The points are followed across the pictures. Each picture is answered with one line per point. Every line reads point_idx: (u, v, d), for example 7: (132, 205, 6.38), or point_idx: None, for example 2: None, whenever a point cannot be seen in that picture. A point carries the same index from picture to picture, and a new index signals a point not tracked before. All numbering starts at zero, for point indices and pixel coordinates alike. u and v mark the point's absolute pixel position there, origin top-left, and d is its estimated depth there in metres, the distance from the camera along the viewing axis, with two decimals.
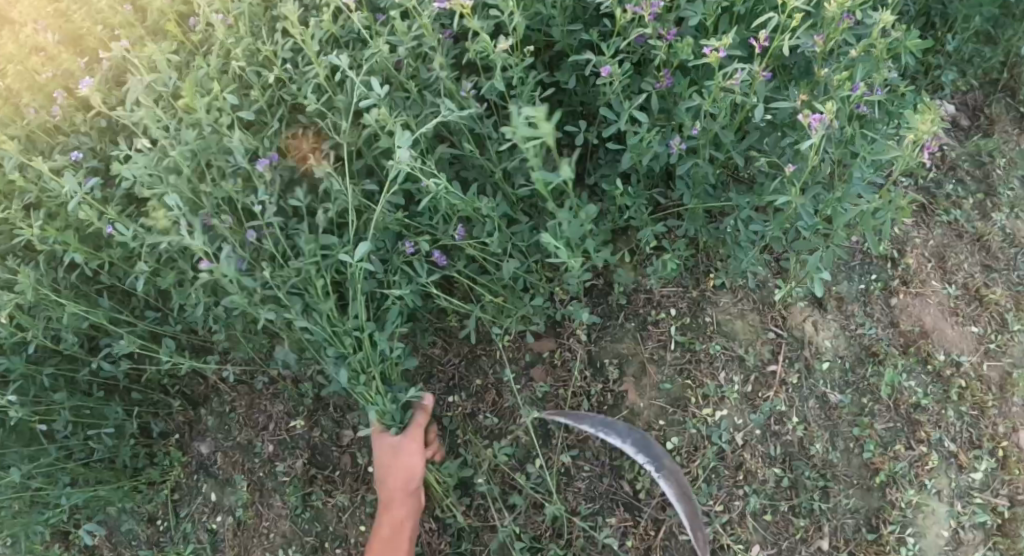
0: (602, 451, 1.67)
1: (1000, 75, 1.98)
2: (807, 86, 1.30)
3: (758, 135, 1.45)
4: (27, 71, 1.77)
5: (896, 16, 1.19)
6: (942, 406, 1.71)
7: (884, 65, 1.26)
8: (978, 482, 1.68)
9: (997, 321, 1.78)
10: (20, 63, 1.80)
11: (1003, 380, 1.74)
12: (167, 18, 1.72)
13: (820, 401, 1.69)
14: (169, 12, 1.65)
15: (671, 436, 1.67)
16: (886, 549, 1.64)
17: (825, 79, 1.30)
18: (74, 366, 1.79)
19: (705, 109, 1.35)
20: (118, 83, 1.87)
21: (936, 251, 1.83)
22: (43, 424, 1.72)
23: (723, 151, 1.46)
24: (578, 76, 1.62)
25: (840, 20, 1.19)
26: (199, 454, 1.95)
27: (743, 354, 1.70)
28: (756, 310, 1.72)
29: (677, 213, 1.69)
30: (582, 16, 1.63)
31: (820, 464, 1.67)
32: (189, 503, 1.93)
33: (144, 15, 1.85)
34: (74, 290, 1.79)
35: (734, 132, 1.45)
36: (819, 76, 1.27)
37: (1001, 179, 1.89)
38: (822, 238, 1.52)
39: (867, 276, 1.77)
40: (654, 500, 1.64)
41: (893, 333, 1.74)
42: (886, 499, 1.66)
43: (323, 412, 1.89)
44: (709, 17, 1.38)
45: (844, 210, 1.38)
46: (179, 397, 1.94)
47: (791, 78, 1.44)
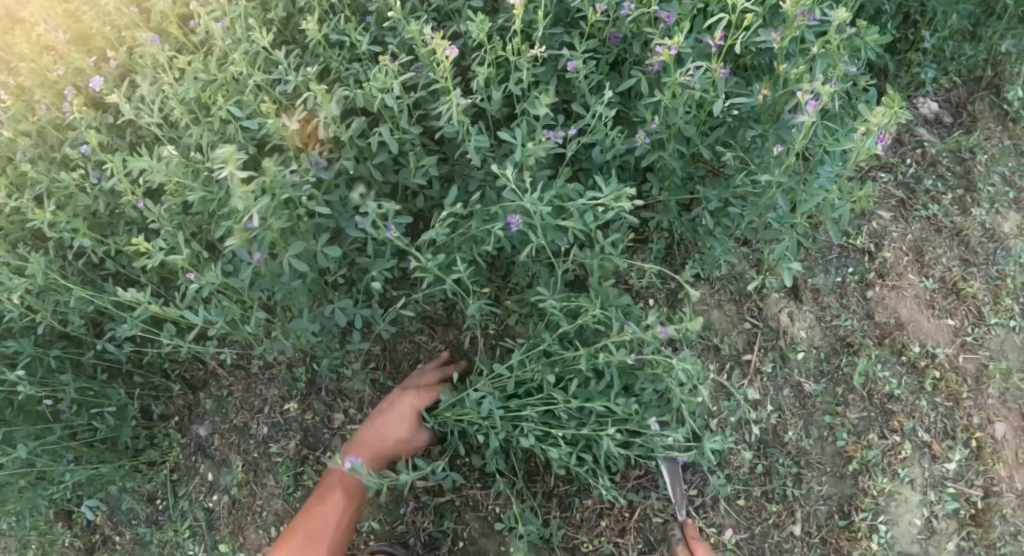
0: (580, 436, 1.73)
1: (984, 72, 2.00)
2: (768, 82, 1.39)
3: (723, 129, 1.53)
4: (39, 68, 1.85)
5: (851, 15, 1.25)
6: (916, 396, 1.74)
7: (842, 60, 1.32)
8: (951, 472, 1.71)
9: (973, 314, 1.81)
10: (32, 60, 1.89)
11: (979, 372, 1.77)
12: (169, 18, 1.80)
13: (794, 390, 1.74)
14: (171, 13, 1.74)
15: (646, 421, 1.71)
16: (857, 535, 1.68)
17: (785, 74, 1.38)
18: (80, 350, 1.88)
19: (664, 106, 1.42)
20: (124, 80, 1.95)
21: (914, 245, 1.86)
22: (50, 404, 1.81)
23: (690, 146, 1.55)
24: (559, 76, 1.68)
25: (797, 18, 1.26)
26: (197, 436, 2.03)
27: (718, 343, 1.75)
28: (733, 301, 1.77)
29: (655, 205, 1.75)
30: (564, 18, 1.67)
31: (794, 451, 1.71)
32: (187, 483, 2.01)
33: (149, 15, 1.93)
34: (80, 276, 1.88)
35: (700, 127, 1.53)
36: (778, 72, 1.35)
37: (981, 175, 1.92)
38: (791, 229, 1.57)
39: (844, 269, 1.81)
40: (629, 482, 1.70)
41: (869, 325, 1.78)
42: (859, 487, 1.70)
43: (315, 396, 1.97)
44: (681, 18, 1.43)
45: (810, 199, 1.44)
46: (180, 381, 2.02)
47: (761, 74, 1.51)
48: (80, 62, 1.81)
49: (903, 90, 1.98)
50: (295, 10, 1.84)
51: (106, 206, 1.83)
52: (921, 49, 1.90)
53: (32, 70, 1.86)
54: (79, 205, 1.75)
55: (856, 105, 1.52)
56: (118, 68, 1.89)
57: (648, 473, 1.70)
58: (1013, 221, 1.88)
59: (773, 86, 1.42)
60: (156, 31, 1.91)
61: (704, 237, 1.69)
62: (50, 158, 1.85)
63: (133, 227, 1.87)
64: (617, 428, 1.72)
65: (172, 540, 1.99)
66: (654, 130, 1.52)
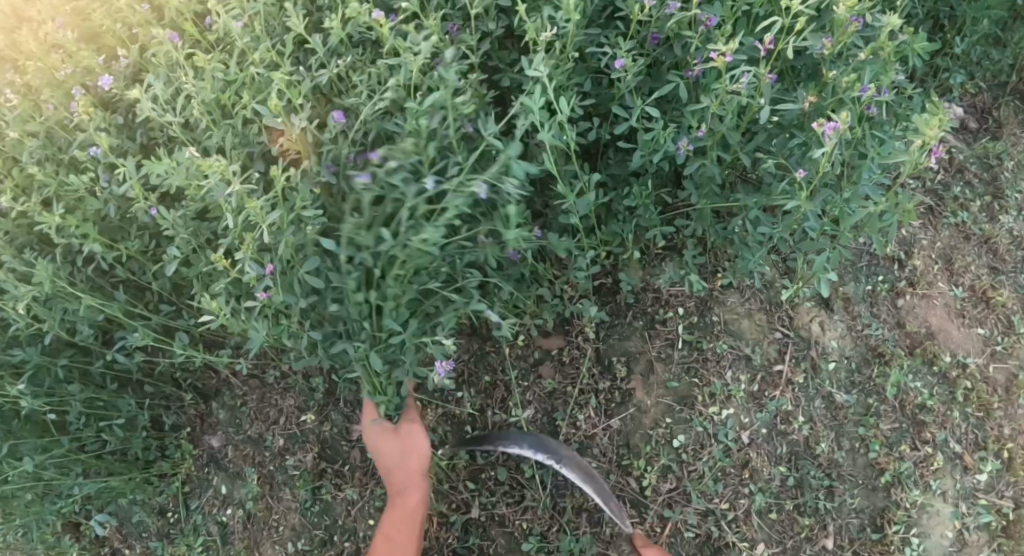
0: (609, 448, 1.69)
1: (1009, 78, 1.99)
2: (815, 88, 1.36)
3: (766, 135, 1.49)
4: (46, 68, 1.78)
5: (902, 20, 1.22)
6: (948, 407, 1.72)
7: (893, 67, 1.28)
8: (983, 484, 1.69)
9: (1003, 323, 1.79)
10: (39, 59, 1.82)
11: (1009, 382, 1.75)
12: (184, 17, 1.73)
13: (826, 401, 1.71)
14: (187, 11, 1.68)
15: (677, 434, 1.68)
16: (890, 549, 1.65)
17: (834, 80, 1.34)
18: (88, 359, 1.82)
19: (711, 112, 1.39)
20: (135, 80, 1.88)
21: (943, 253, 1.84)
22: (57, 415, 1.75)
23: (731, 152, 1.51)
24: (591, 78, 1.64)
25: (849, 23, 1.23)
26: (210, 447, 1.98)
27: (750, 353, 1.71)
28: (764, 310, 1.74)
29: (686, 213, 1.72)
30: (597, 19, 1.63)
31: (826, 464, 1.68)
32: (200, 495, 1.95)
33: (162, 13, 1.87)
34: (89, 283, 1.82)
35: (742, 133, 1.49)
36: (827, 78, 1.31)
37: (1008, 183, 1.90)
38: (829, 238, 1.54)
39: (874, 277, 1.79)
40: (659, 497, 1.65)
41: (899, 334, 1.75)
42: (891, 499, 1.67)
43: (334, 406, 1.91)
44: (725, 20, 1.39)
45: (851, 211, 1.44)
46: (192, 391, 1.96)
47: (800, 80, 1.48)
48: (91, 61, 1.75)
49: (929, 95, 1.96)
50: (316, 10, 1.78)
51: (117, 210, 1.77)
52: (950, 54, 1.88)
53: (39, 68, 1.79)
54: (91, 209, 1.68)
55: (897, 111, 1.48)
56: (130, 67, 1.83)
57: (678, 486, 1.66)
58: None
59: (816, 91, 1.39)
60: (169, 30, 1.85)
61: (738, 245, 1.65)
62: (59, 161, 1.78)
63: (145, 232, 1.81)
64: (647, 441, 1.68)
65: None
66: (695, 134, 1.48)
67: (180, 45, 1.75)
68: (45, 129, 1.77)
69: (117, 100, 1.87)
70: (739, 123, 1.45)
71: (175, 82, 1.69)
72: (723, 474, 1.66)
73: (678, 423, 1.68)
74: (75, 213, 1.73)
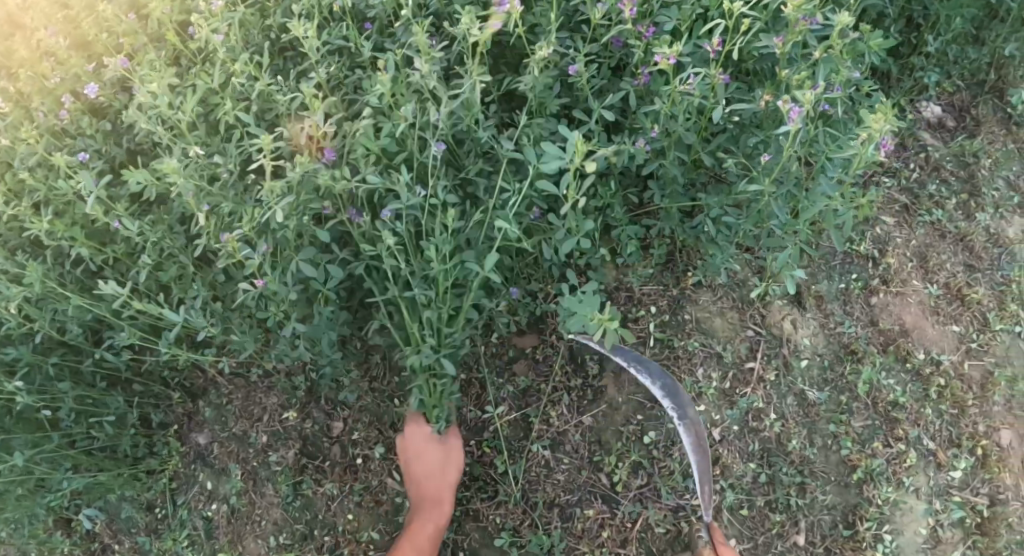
0: (581, 445, 1.71)
1: (987, 76, 1.98)
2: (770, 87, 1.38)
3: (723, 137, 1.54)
4: (38, 76, 1.85)
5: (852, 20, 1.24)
6: (921, 404, 1.72)
7: (846, 66, 1.31)
8: (957, 481, 1.69)
9: (978, 321, 1.78)
10: (32, 67, 1.89)
11: (985, 379, 1.74)
12: (168, 26, 1.79)
13: (797, 399, 1.72)
14: (169, 20, 1.74)
15: (648, 430, 1.69)
16: (862, 545, 1.65)
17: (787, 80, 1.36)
18: (78, 358, 1.88)
19: (665, 113, 1.45)
20: (124, 87, 1.95)
21: (918, 251, 1.83)
22: (48, 412, 1.81)
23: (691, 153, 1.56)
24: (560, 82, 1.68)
25: (799, 23, 1.25)
26: (197, 444, 2.03)
27: (721, 351, 1.73)
28: (735, 309, 1.76)
29: (654, 212, 1.76)
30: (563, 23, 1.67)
31: (798, 460, 1.69)
32: (187, 491, 2.00)
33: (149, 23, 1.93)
34: (79, 284, 1.88)
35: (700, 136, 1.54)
36: (780, 77, 1.34)
37: (985, 180, 1.88)
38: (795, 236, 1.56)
39: (847, 276, 1.79)
40: (631, 492, 1.67)
41: (872, 332, 1.75)
42: (863, 496, 1.68)
43: (315, 404, 1.96)
44: (682, 23, 1.45)
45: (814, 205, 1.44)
46: (180, 389, 2.02)
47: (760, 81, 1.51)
48: (79, 69, 1.81)
49: (905, 95, 1.96)
50: (295, 19, 1.84)
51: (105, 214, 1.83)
52: (924, 52, 1.88)
53: (32, 77, 1.86)
54: (78, 211, 1.74)
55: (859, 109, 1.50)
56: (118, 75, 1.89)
57: (649, 482, 1.67)
58: (1018, 226, 1.84)
59: (774, 90, 1.42)
60: (156, 38, 1.91)
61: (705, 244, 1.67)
62: (49, 166, 1.84)
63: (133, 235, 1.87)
64: (618, 437, 1.70)
65: (170, 550, 1.97)
66: (657, 132, 1.52)
67: (165, 53, 1.81)
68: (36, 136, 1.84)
69: (107, 106, 1.94)
70: (698, 121, 1.49)
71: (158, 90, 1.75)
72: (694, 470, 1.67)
73: (650, 420, 1.69)
74: (66, 217, 1.79)
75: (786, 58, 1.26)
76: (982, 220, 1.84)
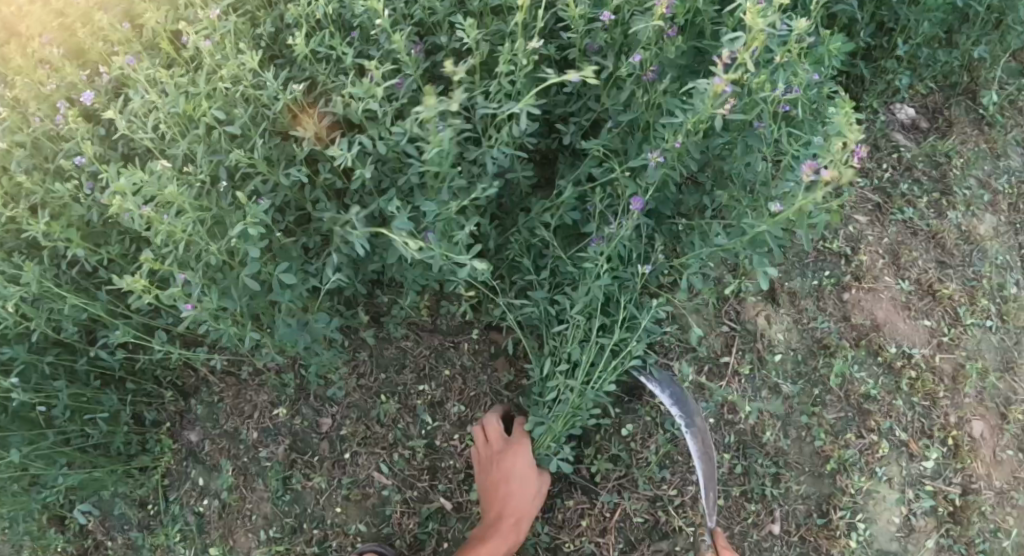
0: (561, 437, 1.78)
1: (960, 79, 2.02)
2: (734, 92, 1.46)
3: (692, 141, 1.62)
4: (33, 82, 1.90)
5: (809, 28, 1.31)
6: (892, 396, 1.76)
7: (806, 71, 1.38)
8: (928, 470, 1.74)
9: (949, 315, 1.82)
10: (27, 74, 1.94)
11: (955, 372, 1.79)
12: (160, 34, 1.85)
13: (772, 392, 1.77)
14: (161, 29, 1.79)
15: (626, 423, 1.73)
16: (836, 534, 1.70)
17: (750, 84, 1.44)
18: (72, 357, 1.93)
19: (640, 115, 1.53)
20: (117, 94, 2.00)
21: (890, 249, 1.86)
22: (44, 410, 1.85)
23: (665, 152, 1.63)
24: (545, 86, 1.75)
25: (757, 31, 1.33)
26: (189, 441, 2.08)
27: (696, 346, 1.78)
28: (711, 305, 1.81)
29: None
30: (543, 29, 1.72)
31: (773, 452, 1.74)
32: (179, 487, 2.05)
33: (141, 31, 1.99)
34: (74, 285, 1.93)
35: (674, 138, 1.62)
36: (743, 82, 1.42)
37: (956, 179, 1.93)
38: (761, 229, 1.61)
39: (820, 273, 1.83)
40: (610, 483, 1.72)
41: (845, 327, 1.80)
42: (837, 486, 1.73)
43: (305, 400, 1.99)
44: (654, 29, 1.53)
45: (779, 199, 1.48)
46: (171, 388, 2.08)
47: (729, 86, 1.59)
48: (74, 75, 1.87)
49: (878, 97, 1.99)
50: (284, 27, 1.90)
51: (98, 217, 1.88)
52: (897, 55, 1.91)
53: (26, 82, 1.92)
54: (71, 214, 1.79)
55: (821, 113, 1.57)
56: (111, 81, 1.95)
57: (627, 474, 1.72)
58: (988, 224, 1.90)
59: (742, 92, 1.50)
60: (148, 46, 1.96)
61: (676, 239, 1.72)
62: (44, 170, 1.90)
63: (125, 237, 1.93)
64: (597, 430, 1.74)
65: (163, 545, 2.02)
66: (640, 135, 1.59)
67: (157, 60, 1.86)
68: (31, 140, 1.90)
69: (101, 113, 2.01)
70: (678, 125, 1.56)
71: (151, 96, 1.81)
72: (671, 462, 1.71)
73: (627, 413, 1.73)
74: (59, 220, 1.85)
75: (756, 71, 1.35)
76: (953, 219, 1.89)
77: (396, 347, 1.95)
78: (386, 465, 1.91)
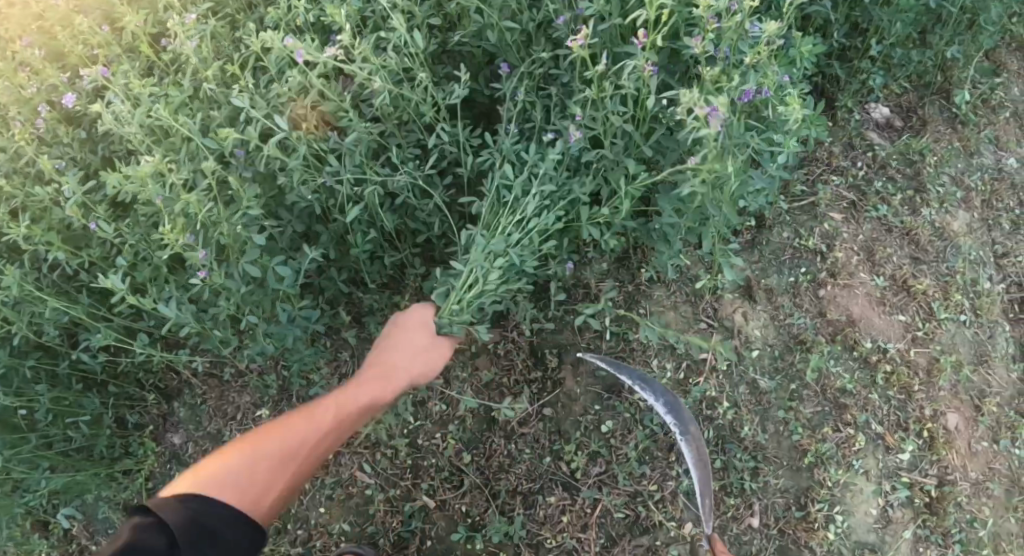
0: (542, 434, 1.77)
1: (934, 78, 2.05)
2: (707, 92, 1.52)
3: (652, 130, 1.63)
4: (14, 86, 1.91)
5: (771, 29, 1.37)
6: (868, 390, 1.78)
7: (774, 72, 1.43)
8: (905, 463, 1.77)
9: (924, 310, 1.85)
10: (8, 78, 1.95)
11: (930, 365, 1.82)
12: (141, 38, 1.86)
13: (749, 387, 1.79)
14: (141, 33, 1.81)
15: (605, 420, 1.75)
16: (814, 526, 1.73)
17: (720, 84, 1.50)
18: (54, 360, 1.94)
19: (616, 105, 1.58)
20: (99, 97, 2.01)
21: (865, 245, 1.88)
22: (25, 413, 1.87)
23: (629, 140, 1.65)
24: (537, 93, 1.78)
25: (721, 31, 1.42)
26: (172, 443, 2.09)
27: (674, 343, 1.79)
28: (689, 302, 1.83)
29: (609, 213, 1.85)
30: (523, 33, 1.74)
31: (751, 446, 1.77)
32: (163, 490, 2.04)
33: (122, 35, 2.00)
34: (56, 288, 1.94)
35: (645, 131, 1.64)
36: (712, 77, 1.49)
37: (930, 177, 1.95)
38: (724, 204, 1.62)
39: (796, 269, 1.85)
40: (591, 479, 1.73)
41: (820, 322, 1.82)
42: (815, 479, 1.75)
43: (287, 401, 2.00)
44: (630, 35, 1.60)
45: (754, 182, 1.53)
46: (154, 390, 2.09)
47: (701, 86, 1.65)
48: (55, 79, 1.88)
49: (853, 96, 2.01)
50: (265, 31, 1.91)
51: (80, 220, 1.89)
52: (869, 55, 1.94)
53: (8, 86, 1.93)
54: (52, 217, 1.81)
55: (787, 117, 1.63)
56: (93, 85, 1.96)
57: (608, 469, 1.73)
58: (962, 220, 1.93)
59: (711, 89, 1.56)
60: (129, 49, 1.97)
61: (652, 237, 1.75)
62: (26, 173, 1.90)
63: (107, 240, 1.93)
64: (577, 427, 1.75)
65: None
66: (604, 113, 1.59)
67: (138, 64, 1.88)
68: (13, 144, 1.91)
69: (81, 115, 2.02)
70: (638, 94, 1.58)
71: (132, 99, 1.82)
72: (650, 457, 1.73)
73: (606, 410, 1.75)
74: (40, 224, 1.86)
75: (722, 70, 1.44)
76: (927, 215, 1.92)
77: (378, 348, 1.96)
78: (368, 465, 1.83)
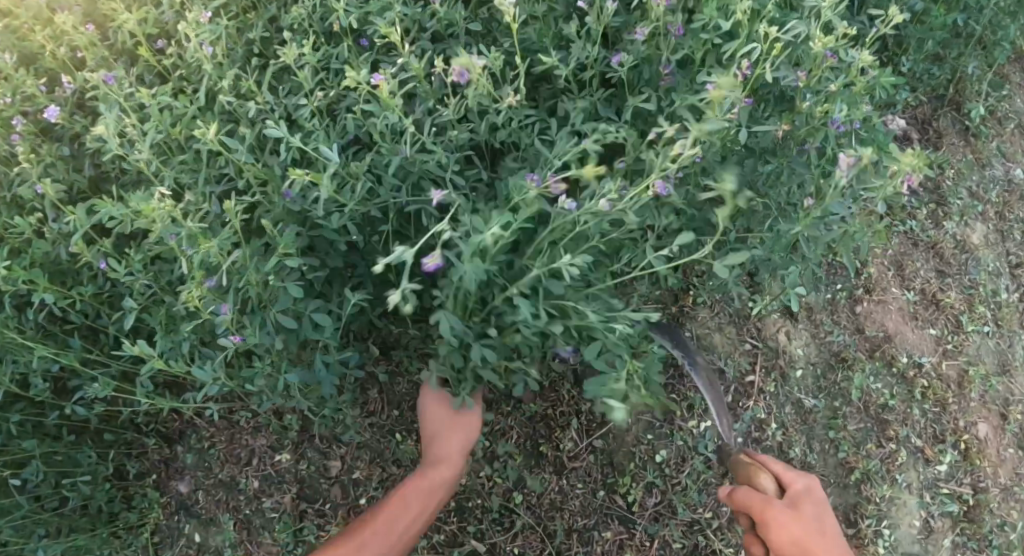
0: (593, 467, 1.71)
1: (947, 91, 2.07)
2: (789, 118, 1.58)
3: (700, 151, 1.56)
4: None
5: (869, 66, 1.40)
6: (907, 405, 1.80)
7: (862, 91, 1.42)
8: (943, 474, 1.80)
9: (952, 322, 1.88)
10: None
11: (960, 377, 1.85)
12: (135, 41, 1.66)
13: (796, 407, 1.78)
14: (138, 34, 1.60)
15: (659, 449, 1.71)
16: (865, 542, 1.74)
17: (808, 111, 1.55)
18: (41, 412, 1.74)
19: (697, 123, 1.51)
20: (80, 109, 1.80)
21: (895, 260, 1.90)
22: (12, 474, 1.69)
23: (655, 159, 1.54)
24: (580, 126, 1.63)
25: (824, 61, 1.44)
26: (179, 492, 1.93)
27: (723, 366, 1.76)
28: (733, 323, 1.80)
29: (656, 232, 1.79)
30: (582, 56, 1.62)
31: (800, 466, 1.75)
32: (172, 545, 1.90)
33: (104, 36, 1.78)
34: (40, 330, 1.74)
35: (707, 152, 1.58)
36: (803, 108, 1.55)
37: (950, 191, 1.98)
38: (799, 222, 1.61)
39: (833, 286, 1.85)
40: (647, 512, 1.69)
41: (859, 339, 1.82)
42: (862, 495, 1.76)
43: (309, 443, 1.88)
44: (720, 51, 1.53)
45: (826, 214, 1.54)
46: (155, 435, 1.92)
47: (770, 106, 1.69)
48: (34, 90, 1.67)
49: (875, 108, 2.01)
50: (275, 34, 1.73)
51: (68, 251, 1.69)
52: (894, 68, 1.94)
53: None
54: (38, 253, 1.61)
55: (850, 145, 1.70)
56: (76, 95, 1.76)
57: (664, 500, 1.69)
58: (980, 232, 1.98)
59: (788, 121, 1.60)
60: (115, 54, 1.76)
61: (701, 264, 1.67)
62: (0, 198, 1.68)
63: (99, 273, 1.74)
64: (630, 458, 1.70)
65: None
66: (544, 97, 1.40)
67: (133, 74, 1.69)
68: None
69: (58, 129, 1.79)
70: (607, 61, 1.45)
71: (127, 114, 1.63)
72: (706, 485, 1.70)
73: (660, 439, 1.71)
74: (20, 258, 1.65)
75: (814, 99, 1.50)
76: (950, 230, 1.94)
77: None
78: None
